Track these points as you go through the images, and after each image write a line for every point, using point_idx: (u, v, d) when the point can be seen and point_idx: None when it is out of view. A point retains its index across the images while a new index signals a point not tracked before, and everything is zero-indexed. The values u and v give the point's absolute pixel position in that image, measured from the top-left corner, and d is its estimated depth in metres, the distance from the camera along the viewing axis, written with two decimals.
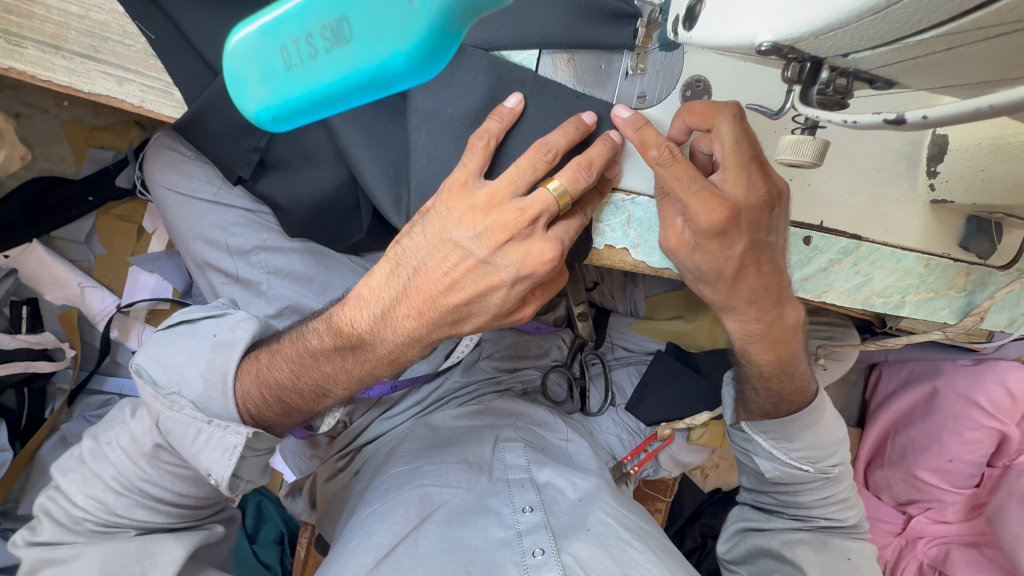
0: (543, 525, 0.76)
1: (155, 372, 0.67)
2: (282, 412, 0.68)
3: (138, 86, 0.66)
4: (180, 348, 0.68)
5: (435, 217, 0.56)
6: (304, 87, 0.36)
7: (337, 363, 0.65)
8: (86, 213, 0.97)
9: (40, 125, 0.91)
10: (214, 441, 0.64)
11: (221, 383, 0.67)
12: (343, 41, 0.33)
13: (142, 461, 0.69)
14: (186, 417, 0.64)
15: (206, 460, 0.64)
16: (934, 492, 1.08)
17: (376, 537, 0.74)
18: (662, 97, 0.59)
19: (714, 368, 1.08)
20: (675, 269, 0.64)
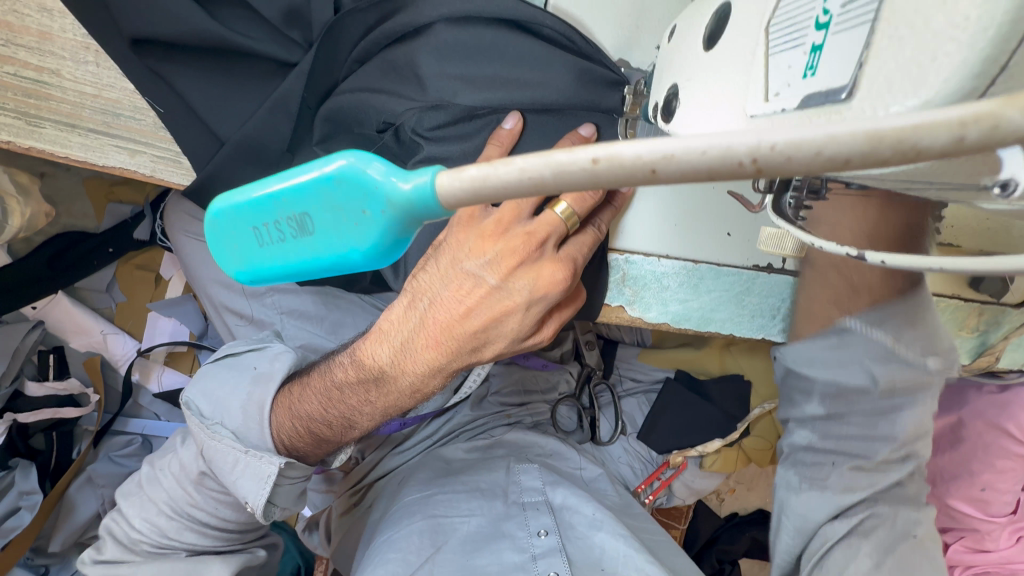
0: (557, 548, 0.79)
1: (199, 401, 0.68)
2: (314, 445, 0.65)
3: (149, 157, 0.70)
4: (221, 378, 0.69)
5: (447, 247, 0.52)
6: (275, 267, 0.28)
7: (363, 397, 0.61)
8: (106, 263, 1.01)
9: (62, 183, 0.96)
10: (251, 469, 0.63)
11: (258, 413, 0.66)
12: (306, 233, 0.26)
13: (189, 487, 0.68)
14: (226, 446, 0.64)
15: (242, 489, 0.63)
16: (968, 522, 1.07)
17: (390, 565, 0.74)
18: None
19: (725, 396, 1.07)
20: (671, 323, 0.65)
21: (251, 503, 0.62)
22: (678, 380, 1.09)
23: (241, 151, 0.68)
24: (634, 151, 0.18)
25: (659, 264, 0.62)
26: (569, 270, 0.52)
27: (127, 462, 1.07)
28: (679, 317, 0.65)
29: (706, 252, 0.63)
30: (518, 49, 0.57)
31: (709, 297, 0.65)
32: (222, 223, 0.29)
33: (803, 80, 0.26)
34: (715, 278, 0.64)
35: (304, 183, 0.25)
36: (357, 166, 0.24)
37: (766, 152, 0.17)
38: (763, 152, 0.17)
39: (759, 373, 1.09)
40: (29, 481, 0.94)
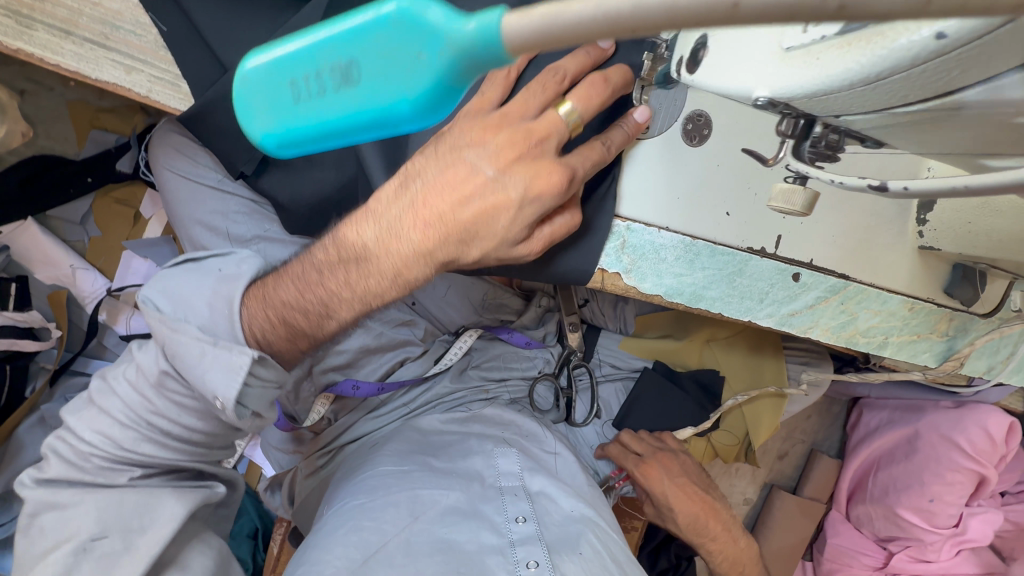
0: (536, 538, 0.77)
1: (153, 297, 0.58)
2: (288, 340, 0.58)
3: (145, 77, 0.67)
4: (182, 278, 0.60)
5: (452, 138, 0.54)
6: (309, 122, 0.31)
7: (342, 282, 0.56)
8: (83, 194, 0.96)
9: (44, 102, 0.92)
10: (217, 365, 0.55)
11: (226, 309, 0.57)
12: (350, 83, 0.28)
13: (149, 396, 0.60)
14: (191, 341, 0.56)
15: (205, 384, 0.55)
16: (913, 531, 1.26)
17: (364, 533, 0.71)
18: (664, 127, 0.60)
19: (697, 387, 1.10)
20: (664, 296, 0.66)
21: (220, 399, 0.55)
22: (656, 369, 1.10)
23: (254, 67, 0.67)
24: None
25: (659, 234, 0.62)
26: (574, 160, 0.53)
27: None
28: (672, 291, 0.66)
29: (705, 229, 0.64)
30: None
31: (703, 274, 0.66)
32: (257, 78, 0.32)
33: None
34: (710, 256, 0.65)
35: (357, 26, 0.27)
36: (415, 8, 0.26)
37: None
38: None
39: (736, 369, 1.11)
40: None
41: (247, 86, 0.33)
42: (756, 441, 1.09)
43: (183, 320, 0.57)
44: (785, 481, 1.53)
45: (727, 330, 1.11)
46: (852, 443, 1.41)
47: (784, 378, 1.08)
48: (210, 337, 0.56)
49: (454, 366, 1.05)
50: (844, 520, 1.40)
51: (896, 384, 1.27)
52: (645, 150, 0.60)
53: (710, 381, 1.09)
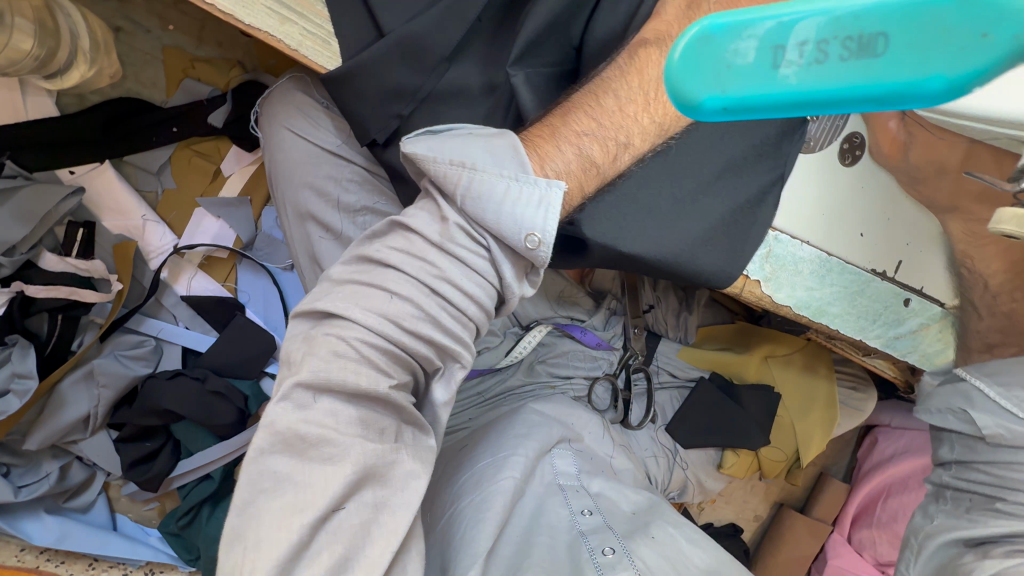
0: (606, 526, 0.77)
1: (429, 150, 0.47)
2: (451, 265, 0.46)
3: (298, 30, 0.65)
4: (461, 139, 0.48)
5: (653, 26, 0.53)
6: (798, 90, 0.22)
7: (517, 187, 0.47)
8: (164, 143, 0.91)
9: (138, 44, 0.87)
10: (526, 199, 0.46)
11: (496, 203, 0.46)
12: (868, 55, 0.21)
13: (454, 275, 0.46)
14: (490, 178, 0.46)
15: (517, 220, 0.45)
16: None
17: (485, 527, 0.67)
18: (823, 145, 0.62)
19: (753, 401, 1.11)
20: (793, 308, 0.67)
21: (537, 234, 0.46)
22: (714, 381, 1.13)
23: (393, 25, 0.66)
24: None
25: (802, 248, 0.64)
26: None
27: (133, 365, 0.96)
28: (801, 304, 0.67)
29: (839, 247, 0.67)
30: None
31: (830, 290, 0.68)
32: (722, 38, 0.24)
33: None
34: (840, 272, 0.68)
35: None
36: None
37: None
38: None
39: (793, 389, 1.13)
40: (25, 364, 0.86)
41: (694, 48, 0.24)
42: (806, 460, 1.12)
43: (474, 160, 0.47)
44: (794, 501, 1.59)
45: (786, 349, 1.15)
46: (865, 469, 1.50)
47: (835, 400, 1.13)
48: (510, 170, 0.46)
49: (524, 360, 1.05)
50: (846, 543, 1.45)
51: None
52: (804, 162, 0.62)
53: (767, 398, 1.11)
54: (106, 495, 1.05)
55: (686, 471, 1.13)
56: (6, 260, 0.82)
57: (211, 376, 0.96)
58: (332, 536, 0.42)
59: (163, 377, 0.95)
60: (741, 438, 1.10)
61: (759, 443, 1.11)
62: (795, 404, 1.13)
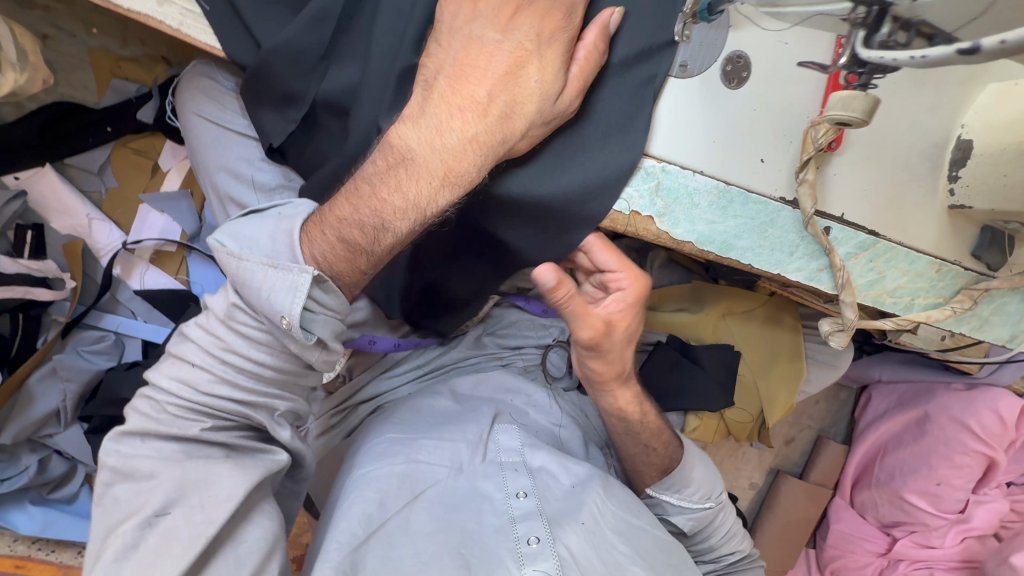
0: (536, 512, 0.77)
1: (222, 237, 0.56)
2: (348, 259, 0.57)
3: (177, 9, 0.66)
4: (254, 224, 0.57)
5: (455, 54, 0.57)
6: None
7: (386, 184, 0.57)
8: (101, 144, 0.95)
9: (65, 48, 0.91)
10: (280, 285, 0.53)
11: (287, 242, 0.55)
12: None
13: (235, 343, 0.56)
14: (255, 269, 0.53)
15: (273, 304, 0.53)
16: (920, 516, 1.18)
17: (363, 508, 0.73)
18: (703, 68, 0.60)
19: (712, 360, 1.08)
20: (696, 243, 0.65)
21: (287, 316, 0.53)
22: (671, 342, 1.10)
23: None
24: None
25: (694, 177, 0.62)
26: (575, 94, 0.57)
27: (96, 359, 1.00)
28: (704, 238, 0.65)
29: (740, 175, 0.63)
30: None
31: (735, 223, 0.65)
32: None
33: None
34: (743, 204, 0.64)
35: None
36: None
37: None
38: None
39: (750, 342, 1.12)
40: None
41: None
42: (773, 418, 1.11)
43: (249, 249, 0.55)
44: None
45: (745, 304, 1.12)
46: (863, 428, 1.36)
47: (801, 350, 1.11)
48: (272, 259, 0.54)
49: (469, 333, 1.06)
50: (848, 506, 1.30)
51: (905, 363, 1.23)
52: (678, 88, 0.60)
53: (725, 354, 1.08)
54: (88, 486, 1.09)
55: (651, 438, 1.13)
56: None
57: None
58: (160, 535, 0.50)
59: (121, 369, 0.99)
60: (701, 398, 1.07)
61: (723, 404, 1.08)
62: (756, 357, 1.11)
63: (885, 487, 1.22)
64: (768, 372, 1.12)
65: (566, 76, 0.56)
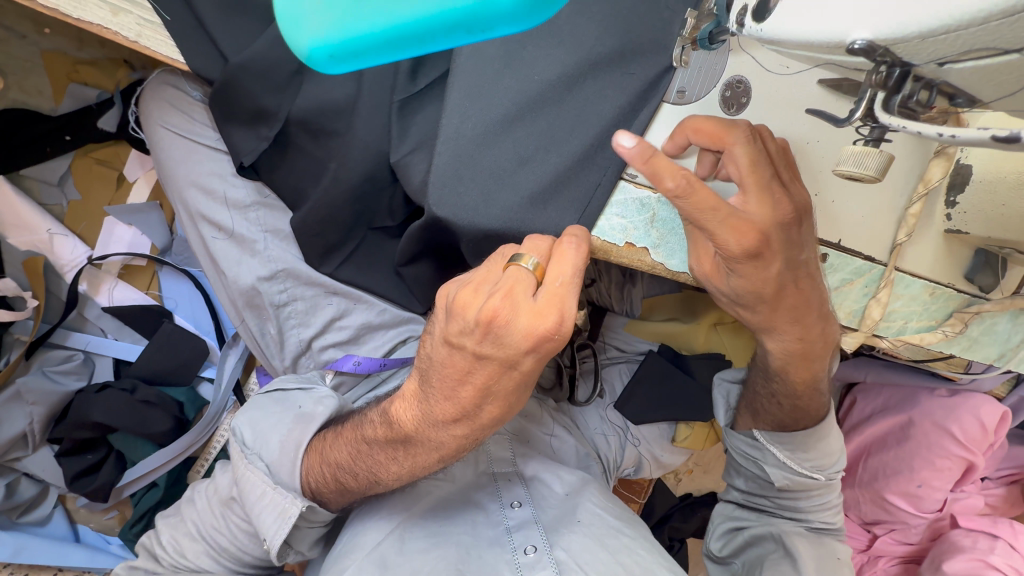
0: (533, 521, 0.77)
1: (242, 428, 0.73)
2: (334, 489, 0.64)
3: (134, 19, 0.60)
4: (269, 413, 0.73)
5: (438, 343, 0.50)
6: (373, 23, 0.39)
7: (389, 456, 0.59)
8: (60, 153, 0.89)
9: (15, 51, 0.84)
10: (273, 508, 0.66)
11: (293, 452, 0.68)
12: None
13: (235, 522, 0.72)
14: (257, 479, 0.68)
15: (261, 523, 0.66)
16: (899, 515, 1.16)
17: (364, 536, 0.74)
18: (701, 94, 0.57)
19: (703, 371, 1.08)
20: (691, 275, 0.62)
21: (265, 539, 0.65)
22: (661, 352, 1.10)
23: (234, 5, 0.63)
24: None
25: None
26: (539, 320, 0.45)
27: (64, 380, 0.95)
28: None
29: None
30: None
31: None
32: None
33: None
34: None
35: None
36: None
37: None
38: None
39: (742, 354, 1.10)
40: None
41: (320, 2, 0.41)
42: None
43: (256, 457, 0.69)
44: None
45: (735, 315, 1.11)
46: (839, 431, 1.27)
47: None
48: (270, 481, 0.67)
49: None
50: None
51: None
52: (675, 114, 0.57)
53: (715, 365, 1.08)
54: (62, 508, 1.06)
55: (640, 448, 1.12)
56: None
57: (139, 385, 0.95)
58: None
59: (91, 391, 0.94)
60: (691, 407, 1.08)
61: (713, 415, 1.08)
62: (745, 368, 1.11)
63: (866, 489, 1.19)
64: None
65: (533, 313, 0.45)
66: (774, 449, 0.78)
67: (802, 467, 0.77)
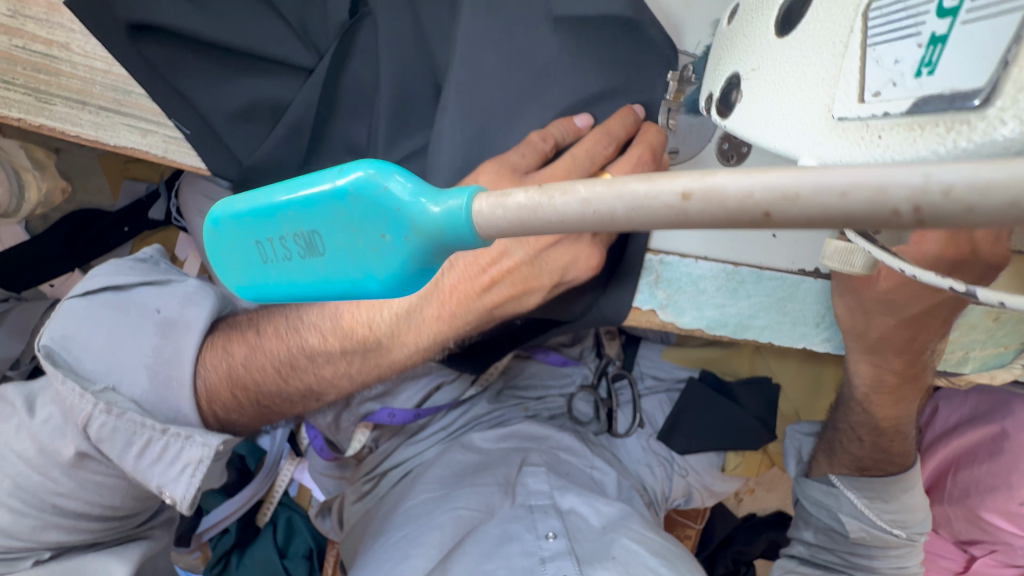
0: (566, 552, 0.78)
1: (68, 350, 0.57)
2: (254, 412, 0.61)
3: (160, 137, 0.67)
4: (105, 330, 0.58)
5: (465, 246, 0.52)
6: (278, 287, 0.27)
7: (340, 365, 0.59)
8: (122, 242, 0.99)
9: (77, 158, 0.95)
10: (168, 456, 0.56)
11: (178, 373, 0.58)
12: (316, 252, 0.25)
13: (96, 478, 0.59)
14: (132, 428, 0.55)
15: (151, 479, 0.56)
16: (1001, 536, 0.95)
17: (413, 560, 0.77)
18: (694, 151, 0.55)
19: (751, 398, 1.06)
20: (705, 329, 0.60)
21: (168, 495, 0.56)
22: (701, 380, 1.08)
23: (244, 115, 0.66)
24: (740, 185, 0.18)
25: (697, 265, 0.57)
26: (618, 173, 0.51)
27: None
28: (714, 322, 0.60)
29: (749, 254, 0.58)
30: (560, 34, 0.56)
31: (748, 303, 0.60)
32: (224, 232, 0.28)
33: (918, 78, 0.24)
34: (756, 282, 0.59)
35: (314, 196, 0.24)
36: (377, 184, 0.24)
37: (698, 187, 0.18)
38: (930, 198, 0.16)
39: (788, 376, 1.07)
40: None
41: (215, 236, 0.29)
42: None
43: (112, 374, 0.57)
44: None
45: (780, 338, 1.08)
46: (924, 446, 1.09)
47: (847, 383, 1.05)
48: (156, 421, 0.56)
49: (490, 388, 1.08)
50: None
51: None
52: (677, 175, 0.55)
53: (764, 391, 1.06)
54: None
55: (688, 478, 1.09)
56: (16, 369, 0.93)
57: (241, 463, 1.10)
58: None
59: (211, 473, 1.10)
60: (737, 436, 1.04)
61: (762, 441, 1.04)
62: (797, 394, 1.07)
63: (958, 506, 0.99)
64: (813, 407, 1.06)
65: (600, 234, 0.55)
66: (852, 496, 0.74)
67: (884, 522, 0.72)
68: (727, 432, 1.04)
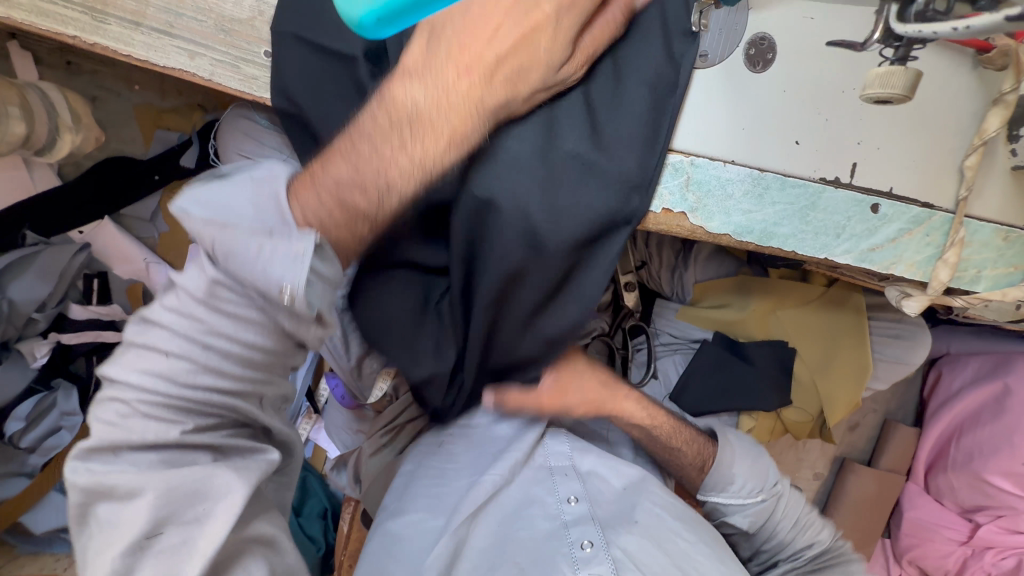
0: (589, 517, 0.74)
1: (188, 206, 0.49)
2: (345, 218, 0.53)
3: (208, 60, 0.70)
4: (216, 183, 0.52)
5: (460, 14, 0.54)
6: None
7: (406, 138, 0.54)
8: (152, 192, 1.02)
9: (113, 107, 0.98)
10: (280, 256, 0.49)
11: (276, 202, 0.51)
12: None
13: (220, 327, 0.49)
14: (246, 236, 0.49)
15: (267, 275, 0.48)
16: (1006, 499, 1.17)
17: (430, 521, 0.74)
18: (724, 55, 0.60)
19: (764, 358, 1.07)
20: (733, 235, 0.63)
21: (289, 286, 0.49)
22: (716, 341, 1.08)
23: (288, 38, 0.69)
24: None
25: (726, 167, 0.61)
26: (585, 60, 0.58)
27: None
28: (742, 228, 0.63)
29: (774, 160, 0.61)
30: None
31: (773, 210, 0.63)
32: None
33: None
34: (780, 189, 0.62)
35: None
36: None
37: None
38: None
39: (803, 332, 1.08)
40: (70, 403, 1.00)
41: None
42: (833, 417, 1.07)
43: (228, 216, 0.49)
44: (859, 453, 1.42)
45: (797, 294, 1.08)
46: (934, 407, 1.31)
47: (865, 333, 1.04)
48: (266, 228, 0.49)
49: None
50: (923, 492, 1.31)
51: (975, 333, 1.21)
52: (703, 77, 0.60)
53: (778, 350, 1.07)
54: None
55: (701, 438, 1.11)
56: (40, 313, 0.96)
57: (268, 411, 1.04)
58: (159, 556, 0.49)
59: None
60: (752, 396, 1.06)
61: (775, 401, 1.07)
62: (812, 351, 1.09)
63: (966, 470, 1.21)
64: (829, 369, 1.07)
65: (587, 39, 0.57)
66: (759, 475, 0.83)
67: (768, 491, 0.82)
68: (740, 394, 1.06)
